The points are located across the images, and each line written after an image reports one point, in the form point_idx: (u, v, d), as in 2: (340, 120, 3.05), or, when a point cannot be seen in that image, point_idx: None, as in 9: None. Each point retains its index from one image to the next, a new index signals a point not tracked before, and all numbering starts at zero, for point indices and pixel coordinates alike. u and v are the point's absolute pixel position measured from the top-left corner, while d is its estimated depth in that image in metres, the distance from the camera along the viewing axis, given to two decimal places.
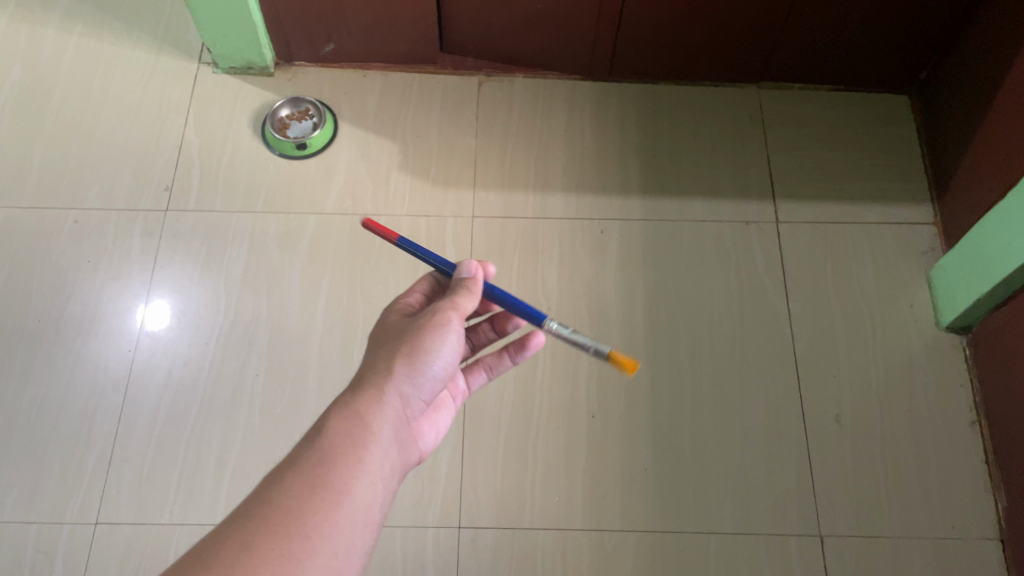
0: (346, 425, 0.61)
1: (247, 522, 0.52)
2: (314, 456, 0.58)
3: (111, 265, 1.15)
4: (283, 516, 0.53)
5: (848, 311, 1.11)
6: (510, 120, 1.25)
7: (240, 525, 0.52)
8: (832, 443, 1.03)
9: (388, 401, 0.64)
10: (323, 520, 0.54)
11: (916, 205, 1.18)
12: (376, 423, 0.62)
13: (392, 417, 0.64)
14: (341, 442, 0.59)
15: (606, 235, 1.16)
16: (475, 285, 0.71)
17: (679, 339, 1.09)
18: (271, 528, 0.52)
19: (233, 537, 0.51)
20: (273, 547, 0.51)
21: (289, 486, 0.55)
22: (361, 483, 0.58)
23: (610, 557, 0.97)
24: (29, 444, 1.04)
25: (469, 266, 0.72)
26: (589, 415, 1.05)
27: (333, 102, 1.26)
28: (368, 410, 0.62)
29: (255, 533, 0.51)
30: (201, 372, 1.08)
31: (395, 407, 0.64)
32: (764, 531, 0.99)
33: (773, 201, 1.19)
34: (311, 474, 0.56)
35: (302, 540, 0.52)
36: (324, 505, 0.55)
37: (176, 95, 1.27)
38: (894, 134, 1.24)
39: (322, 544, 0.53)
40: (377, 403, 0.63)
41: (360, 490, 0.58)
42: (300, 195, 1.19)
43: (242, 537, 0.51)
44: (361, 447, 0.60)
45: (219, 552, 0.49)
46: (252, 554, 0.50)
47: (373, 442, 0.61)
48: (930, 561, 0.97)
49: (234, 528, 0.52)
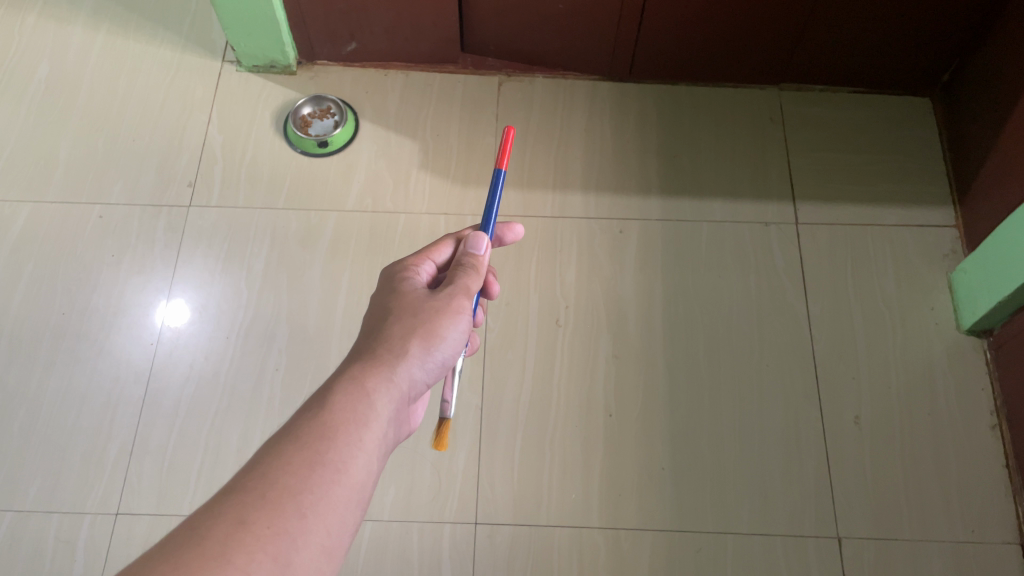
0: (350, 400, 0.60)
1: (243, 496, 0.51)
2: (315, 430, 0.57)
3: (134, 260, 1.16)
4: (280, 492, 0.52)
5: (868, 313, 1.11)
6: (530, 119, 1.26)
7: (237, 498, 0.51)
8: (851, 444, 1.03)
9: (393, 381, 0.63)
10: (321, 499, 0.53)
11: (938, 207, 1.17)
12: (379, 401, 0.61)
13: (397, 396, 0.63)
14: (344, 417, 0.58)
15: (625, 234, 1.17)
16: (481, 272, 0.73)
17: (697, 339, 1.09)
18: (266, 504, 0.51)
19: (229, 511, 0.50)
20: (270, 524, 0.50)
21: (287, 459, 0.54)
22: (361, 463, 0.57)
23: (626, 555, 0.97)
24: (52, 436, 1.05)
25: (480, 243, 0.74)
26: (606, 414, 1.05)
27: (355, 101, 1.27)
28: (374, 387, 0.62)
29: (251, 509, 0.50)
30: (222, 366, 1.09)
31: (401, 387, 0.64)
32: (781, 532, 0.98)
33: (792, 203, 1.19)
34: (312, 449, 0.55)
35: (298, 518, 0.51)
36: (323, 482, 0.54)
37: (200, 93, 1.28)
38: (915, 136, 1.23)
39: (319, 523, 0.52)
40: (383, 382, 0.62)
41: (360, 469, 0.57)
42: (321, 192, 1.20)
43: (238, 512, 0.50)
44: (364, 424, 0.59)
45: (215, 527, 0.49)
46: (247, 532, 0.49)
47: (377, 419, 0.60)
48: (949, 565, 0.96)
49: (229, 502, 0.51)
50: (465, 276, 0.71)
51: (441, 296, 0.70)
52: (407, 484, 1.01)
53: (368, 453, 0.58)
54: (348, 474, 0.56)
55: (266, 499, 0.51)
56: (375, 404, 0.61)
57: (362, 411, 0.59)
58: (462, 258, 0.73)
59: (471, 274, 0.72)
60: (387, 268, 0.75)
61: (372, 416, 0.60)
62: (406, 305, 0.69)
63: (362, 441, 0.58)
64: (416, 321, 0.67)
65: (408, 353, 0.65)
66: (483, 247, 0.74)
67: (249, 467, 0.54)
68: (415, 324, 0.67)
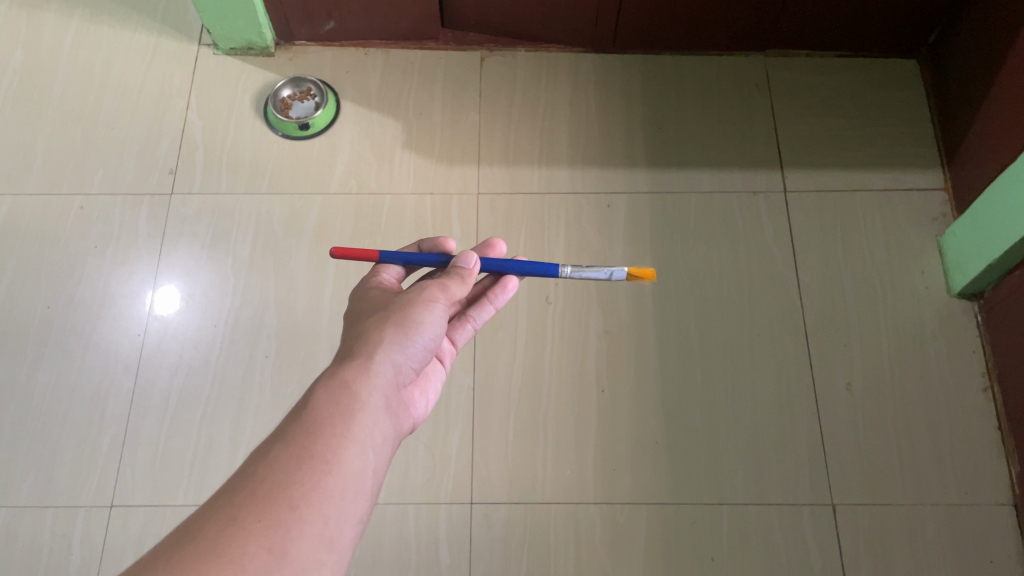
0: (331, 393, 0.59)
1: (232, 497, 0.50)
2: (298, 428, 0.56)
3: (118, 250, 1.15)
4: (270, 488, 0.51)
5: (858, 279, 1.10)
6: (514, 95, 1.24)
7: (225, 500, 0.50)
8: (844, 413, 1.03)
9: (375, 369, 0.63)
10: (312, 490, 0.52)
11: (927, 170, 1.17)
12: (361, 389, 0.61)
13: (382, 384, 0.62)
14: (327, 411, 0.58)
15: (613, 209, 1.16)
16: (469, 275, 0.74)
17: (688, 311, 1.09)
18: (256, 500, 0.50)
19: (218, 512, 0.49)
20: (260, 518, 0.49)
21: (275, 458, 0.53)
22: (352, 453, 0.56)
23: (622, 529, 0.98)
24: (42, 430, 1.05)
25: (469, 258, 0.76)
26: (599, 389, 1.05)
27: (335, 82, 1.25)
28: (353, 378, 0.61)
29: (241, 507, 0.49)
30: (211, 354, 1.08)
31: (385, 374, 0.63)
32: (776, 501, 0.99)
33: (780, 171, 1.18)
34: (298, 445, 0.54)
35: (292, 511, 0.50)
36: (312, 473, 0.53)
37: (178, 78, 1.26)
38: (903, 99, 1.22)
39: (314, 513, 0.51)
40: (363, 371, 0.62)
41: (351, 457, 0.56)
42: (304, 176, 1.19)
43: (227, 511, 0.49)
44: (348, 414, 0.58)
45: (206, 527, 0.48)
46: (238, 528, 0.48)
47: (361, 408, 0.59)
48: (943, 528, 0.97)
49: (218, 503, 0.50)
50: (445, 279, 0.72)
51: (413, 290, 0.70)
52: (402, 467, 1.01)
53: (360, 441, 0.57)
54: (338, 463, 0.55)
55: (256, 495, 0.50)
56: (358, 393, 0.60)
57: (344, 402, 0.59)
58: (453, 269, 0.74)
59: (454, 279, 0.73)
60: (356, 288, 0.77)
61: (356, 406, 0.59)
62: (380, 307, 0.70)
63: (349, 431, 0.57)
64: (387, 314, 0.68)
65: (385, 340, 0.65)
66: (473, 262, 0.76)
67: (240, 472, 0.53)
68: (387, 317, 0.67)
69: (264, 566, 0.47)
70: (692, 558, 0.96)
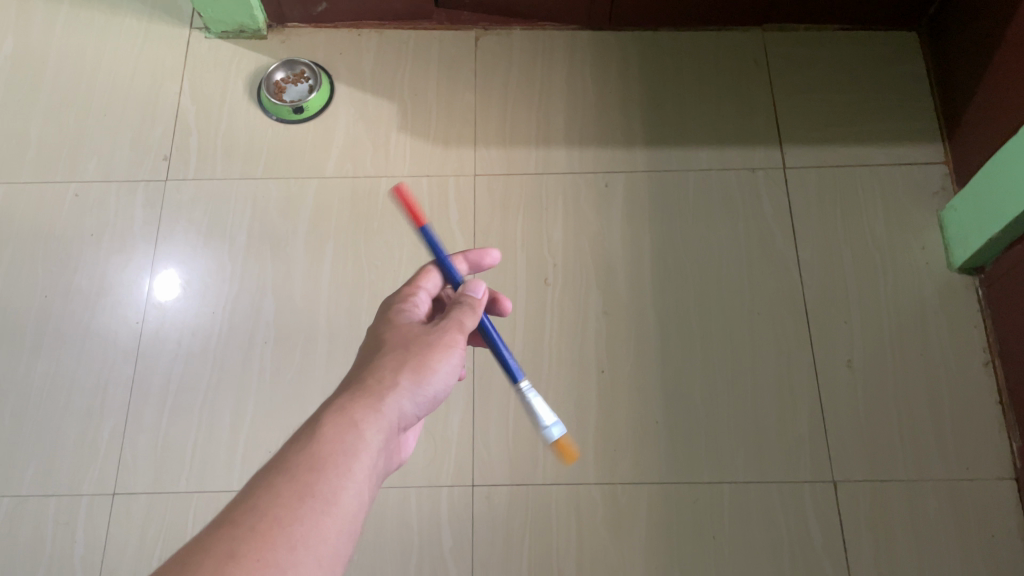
0: (337, 433, 0.58)
1: (232, 529, 0.50)
2: (303, 464, 0.55)
3: (114, 238, 1.14)
4: (271, 525, 0.50)
5: (858, 255, 1.10)
6: (509, 74, 1.23)
7: (225, 533, 0.49)
8: (845, 388, 1.03)
9: (384, 413, 0.61)
10: (310, 530, 0.52)
11: (927, 143, 1.15)
12: (367, 432, 0.59)
13: (387, 427, 0.61)
14: (332, 449, 0.57)
15: (611, 188, 1.15)
16: (478, 307, 0.72)
17: (687, 290, 1.09)
18: (256, 537, 0.49)
19: (218, 544, 0.48)
20: (260, 557, 0.48)
21: (278, 494, 0.52)
22: (352, 494, 0.56)
23: (624, 509, 0.98)
24: (43, 419, 1.05)
25: (478, 287, 0.73)
26: (599, 370, 1.04)
27: (329, 64, 1.24)
28: (361, 419, 0.60)
29: (241, 542, 0.49)
30: (210, 341, 1.08)
31: (391, 418, 0.62)
32: (778, 479, 0.99)
33: (779, 147, 1.17)
34: (301, 480, 0.54)
35: (288, 554, 0.50)
36: (312, 514, 0.52)
37: (170, 62, 1.25)
38: (903, 71, 1.20)
39: (310, 555, 0.51)
40: (372, 413, 0.61)
41: (350, 499, 0.55)
42: (300, 159, 1.18)
43: (228, 544, 0.48)
44: (353, 454, 0.57)
45: (204, 560, 0.47)
46: (237, 564, 0.47)
47: (364, 449, 0.58)
48: (944, 503, 0.97)
49: (218, 535, 0.49)
50: (459, 314, 0.70)
51: (434, 328, 0.68)
52: None
53: (358, 489, 0.56)
54: (337, 504, 0.54)
55: (256, 532, 0.50)
56: (363, 434, 0.59)
57: (349, 444, 0.58)
58: (462, 299, 0.72)
59: (466, 312, 0.70)
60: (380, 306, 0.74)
61: (360, 446, 0.58)
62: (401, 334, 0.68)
63: (352, 473, 0.56)
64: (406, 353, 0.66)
65: (400, 383, 0.63)
66: (481, 291, 0.73)
67: (238, 501, 0.52)
68: (406, 356, 0.65)
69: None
70: (693, 536, 0.97)
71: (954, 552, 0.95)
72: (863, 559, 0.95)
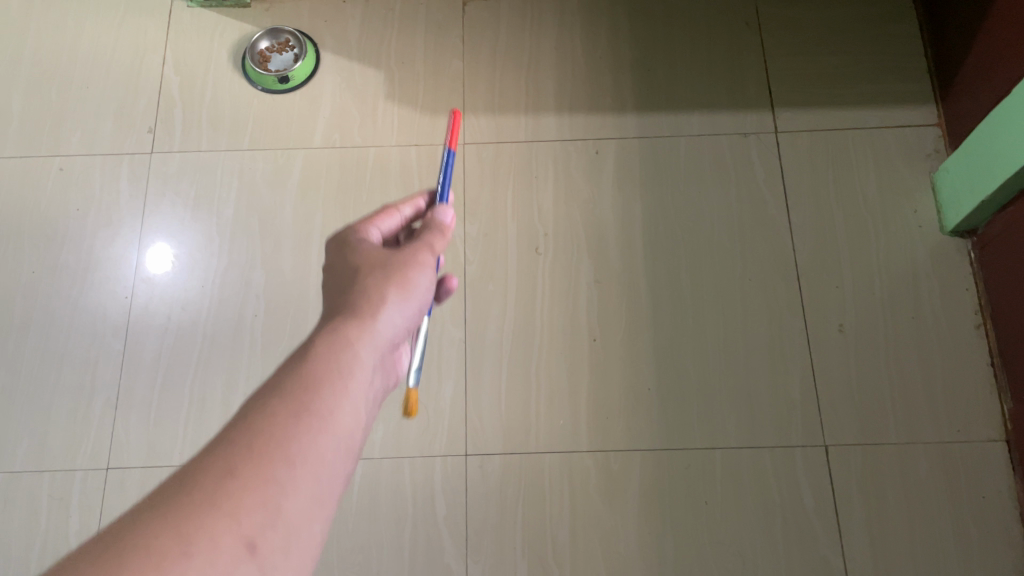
0: (330, 349, 0.53)
1: (229, 447, 0.45)
2: (297, 380, 0.50)
3: (100, 212, 1.13)
4: (268, 440, 0.46)
5: (850, 219, 1.09)
6: (498, 40, 1.21)
7: (220, 450, 0.44)
8: (836, 353, 1.02)
9: (372, 328, 0.57)
10: (309, 446, 0.47)
11: (920, 106, 1.14)
12: (360, 350, 0.55)
13: (378, 345, 0.57)
14: (326, 367, 0.52)
15: (602, 155, 1.14)
16: (444, 232, 0.70)
17: (680, 258, 1.08)
18: (253, 451, 0.45)
19: (214, 461, 0.44)
20: (259, 471, 0.44)
21: (277, 408, 0.48)
22: (348, 411, 0.51)
23: (616, 475, 0.98)
24: (34, 396, 1.04)
25: (444, 214, 0.73)
26: (591, 338, 1.04)
27: (314, 32, 1.22)
28: (355, 337, 0.55)
29: (237, 459, 0.44)
30: (200, 314, 1.07)
31: (380, 335, 0.58)
32: (770, 444, 0.99)
33: (771, 111, 1.15)
34: (296, 397, 0.49)
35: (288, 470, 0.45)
36: (309, 430, 0.47)
37: (153, 32, 1.23)
38: (896, 33, 1.19)
39: (309, 470, 0.46)
40: (365, 332, 0.57)
41: (347, 416, 0.51)
42: (286, 130, 1.16)
43: (224, 461, 0.44)
44: (349, 372, 0.53)
45: (202, 479, 0.42)
46: (238, 481, 0.43)
47: (359, 365, 0.54)
48: (935, 465, 0.97)
49: (211, 453, 0.44)
50: (429, 239, 0.68)
51: (406, 248, 0.66)
52: (396, 420, 1.01)
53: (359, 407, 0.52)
54: (335, 420, 0.49)
55: (254, 447, 0.45)
56: (357, 350, 0.55)
57: (344, 360, 0.53)
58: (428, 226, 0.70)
59: (435, 237, 0.69)
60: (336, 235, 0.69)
61: (355, 362, 0.54)
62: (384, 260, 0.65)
63: (348, 390, 0.52)
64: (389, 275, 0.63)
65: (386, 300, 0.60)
66: (448, 217, 0.73)
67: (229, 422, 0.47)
68: (385, 277, 0.62)
69: (259, 525, 0.42)
70: (686, 501, 0.97)
71: (944, 514, 0.95)
72: (854, 522, 0.96)
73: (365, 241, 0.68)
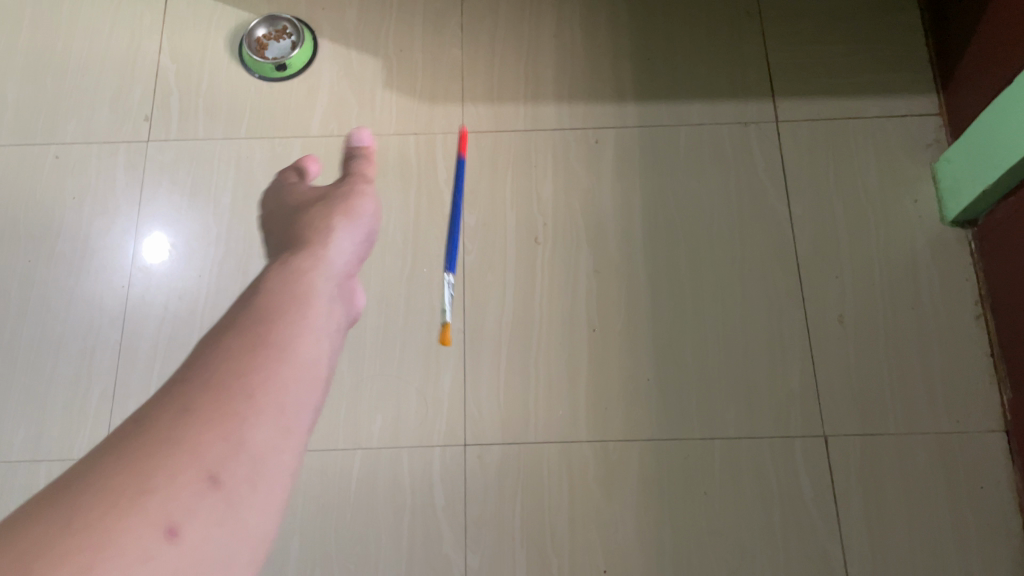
0: (282, 280, 0.53)
1: (184, 388, 0.45)
2: (253, 314, 0.50)
3: (97, 200, 1.13)
4: (222, 376, 0.45)
5: (851, 209, 1.09)
6: (497, 28, 1.20)
7: (175, 392, 0.45)
8: (836, 343, 1.02)
9: (322, 259, 0.58)
10: (267, 378, 0.46)
11: (922, 95, 1.14)
12: (315, 280, 0.55)
13: (332, 273, 0.57)
14: (280, 298, 0.51)
15: (601, 144, 1.13)
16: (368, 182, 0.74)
17: (679, 248, 1.08)
18: (206, 393, 0.45)
19: (170, 404, 0.44)
20: (215, 407, 0.44)
21: (226, 348, 0.47)
22: (310, 339, 0.50)
23: (615, 465, 0.98)
24: (31, 385, 1.04)
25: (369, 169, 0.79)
26: (590, 328, 1.04)
27: (312, 20, 1.21)
28: (306, 269, 0.55)
29: (193, 398, 0.44)
30: (197, 303, 1.07)
31: (331, 265, 0.58)
32: (768, 434, 0.99)
33: (772, 101, 1.15)
34: (251, 332, 0.48)
35: (246, 400, 0.45)
36: (267, 361, 0.47)
37: (149, 19, 1.22)
38: (897, 21, 1.18)
39: (270, 400, 0.46)
40: (317, 266, 0.56)
41: (309, 344, 0.50)
42: (284, 119, 1.15)
43: (180, 402, 0.44)
44: (307, 301, 0.52)
45: (155, 423, 0.43)
46: (191, 419, 0.43)
47: (316, 292, 0.53)
48: (934, 455, 0.97)
49: (167, 396, 0.45)
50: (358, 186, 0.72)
51: (339, 198, 0.69)
52: (394, 410, 1.01)
53: (321, 328, 0.51)
54: (296, 351, 0.49)
55: (209, 383, 0.45)
56: (310, 279, 0.54)
57: (297, 288, 0.53)
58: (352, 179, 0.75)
59: (362, 184, 0.73)
60: (271, 213, 0.74)
61: (311, 291, 0.53)
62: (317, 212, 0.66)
63: (307, 317, 0.51)
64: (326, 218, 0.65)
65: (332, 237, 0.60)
66: (370, 168, 0.79)
67: (186, 364, 0.47)
68: (329, 217, 0.64)
69: (220, 456, 0.42)
70: (685, 491, 0.97)
71: (942, 504, 0.95)
72: (853, 512, 0.96)
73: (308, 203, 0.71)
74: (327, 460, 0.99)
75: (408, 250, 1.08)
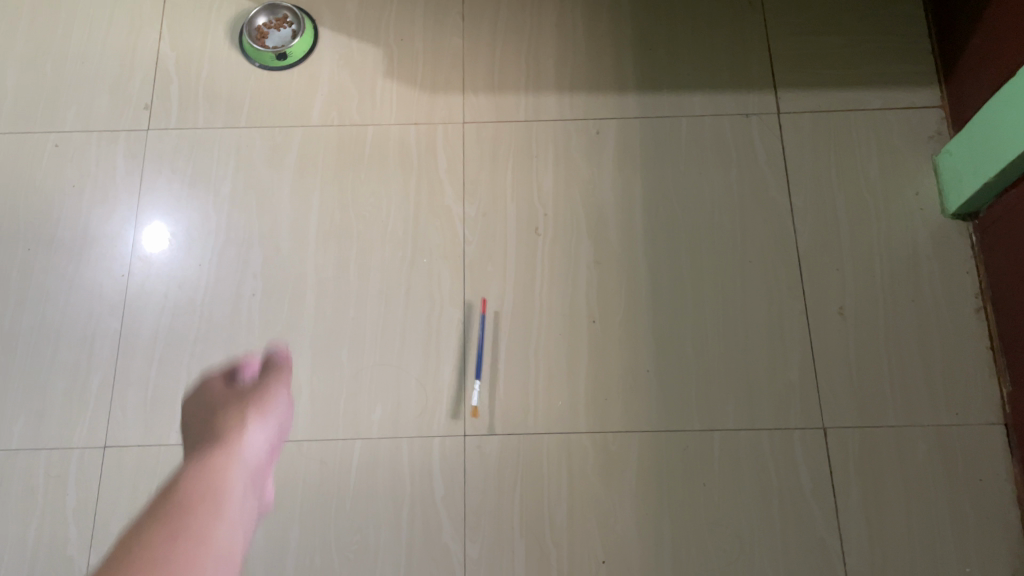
0: (201, 481, 0.62)
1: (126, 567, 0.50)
2: (175, 515, 0.57)
3: (96, 189, 1.12)
4: (159, 557, 0.51)
5: (851, 201, 1.08)
6: (498, 18, 1.20)
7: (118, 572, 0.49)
8: (836, 336, 1.02)
9: (229, 468, 0.66)
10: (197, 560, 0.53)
11: (924, 87, 1.13)
12: (231, 481, 0.64)
13: (242, 486, 0.66)
14: (192, 496, 0.60)
15: (602, 135, 1.13)
16: (279, 391, 0.88)
17: (680, 240, 1.07)
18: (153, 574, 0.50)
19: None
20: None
21: (151, 540, 0.53)
22: (226, 528, 0.58)
23: (615, 456, 0.98)
24: (30, 374, 1.04)
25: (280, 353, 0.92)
26: (590, 320, 1.04)
27: (312, 9, 1.21)
28: (225, 480, 0.64)
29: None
30: (197, 293, 1.07)
31: (241, 480, 0.67)
32: (768, 426, 0.99)
33: (774, 92, 1.14)
34: (176, 525, 0.55)
35: (172, 544, 0.53)
36: (193, 548, 0.54)
37: (149, 7, 1.21)
38: (901, 13, 1.18)
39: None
40: (230, 472, 0.65)
41: (226, 531, 0.58)
42: (283, 108, 1.15)
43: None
44: (222, 502, 0.60)
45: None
46: None
47: (230, 495, 0.63)
48: (933, 448, 0.97)
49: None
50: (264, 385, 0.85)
51: (242, 410, 0.80)
52: (394, 400, 1.01)
53: (239, 501, 0.62)
54: (218, 539, 0.56)
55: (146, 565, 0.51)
56: (224, 484, 0.63)
57: (211, 493, 0.61)
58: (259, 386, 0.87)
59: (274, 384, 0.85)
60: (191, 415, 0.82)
61: (226, 498, 0.61)
62: (235, 403, 0.79)
63: (225, 515, 0.60)
64: (243, 410, 0.77)
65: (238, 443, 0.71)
66: (284, 355, 0.92)
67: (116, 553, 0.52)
68: (237, 420, 0.75)
69: None
70: (684, 483, 0.97)
71: (941, 497, 0.95)
72: (852, 504, 0.96)
73: (216, 419, 0.80)
74: (326, 450, 0.99)
75: (407, 241, 1.08)
